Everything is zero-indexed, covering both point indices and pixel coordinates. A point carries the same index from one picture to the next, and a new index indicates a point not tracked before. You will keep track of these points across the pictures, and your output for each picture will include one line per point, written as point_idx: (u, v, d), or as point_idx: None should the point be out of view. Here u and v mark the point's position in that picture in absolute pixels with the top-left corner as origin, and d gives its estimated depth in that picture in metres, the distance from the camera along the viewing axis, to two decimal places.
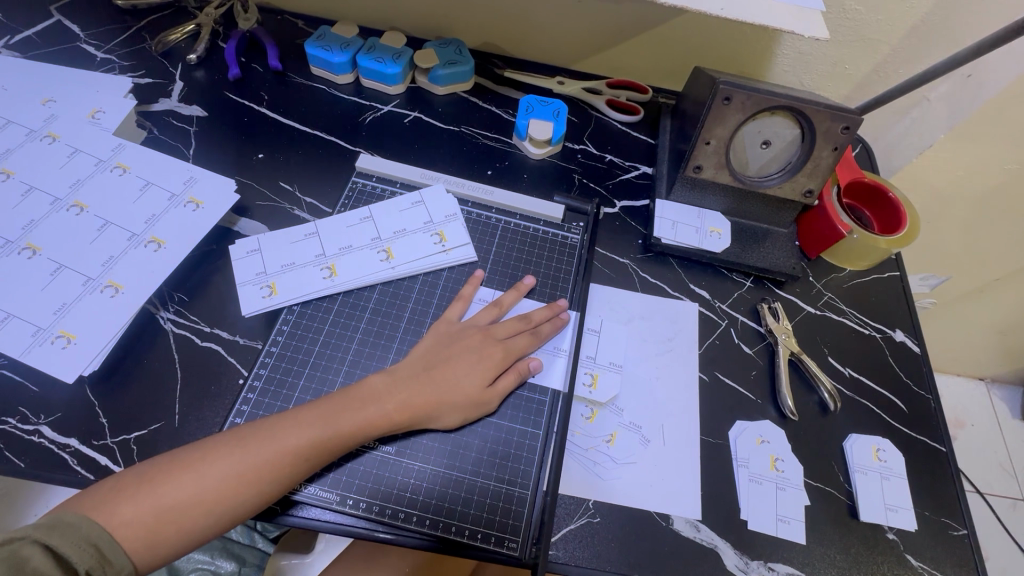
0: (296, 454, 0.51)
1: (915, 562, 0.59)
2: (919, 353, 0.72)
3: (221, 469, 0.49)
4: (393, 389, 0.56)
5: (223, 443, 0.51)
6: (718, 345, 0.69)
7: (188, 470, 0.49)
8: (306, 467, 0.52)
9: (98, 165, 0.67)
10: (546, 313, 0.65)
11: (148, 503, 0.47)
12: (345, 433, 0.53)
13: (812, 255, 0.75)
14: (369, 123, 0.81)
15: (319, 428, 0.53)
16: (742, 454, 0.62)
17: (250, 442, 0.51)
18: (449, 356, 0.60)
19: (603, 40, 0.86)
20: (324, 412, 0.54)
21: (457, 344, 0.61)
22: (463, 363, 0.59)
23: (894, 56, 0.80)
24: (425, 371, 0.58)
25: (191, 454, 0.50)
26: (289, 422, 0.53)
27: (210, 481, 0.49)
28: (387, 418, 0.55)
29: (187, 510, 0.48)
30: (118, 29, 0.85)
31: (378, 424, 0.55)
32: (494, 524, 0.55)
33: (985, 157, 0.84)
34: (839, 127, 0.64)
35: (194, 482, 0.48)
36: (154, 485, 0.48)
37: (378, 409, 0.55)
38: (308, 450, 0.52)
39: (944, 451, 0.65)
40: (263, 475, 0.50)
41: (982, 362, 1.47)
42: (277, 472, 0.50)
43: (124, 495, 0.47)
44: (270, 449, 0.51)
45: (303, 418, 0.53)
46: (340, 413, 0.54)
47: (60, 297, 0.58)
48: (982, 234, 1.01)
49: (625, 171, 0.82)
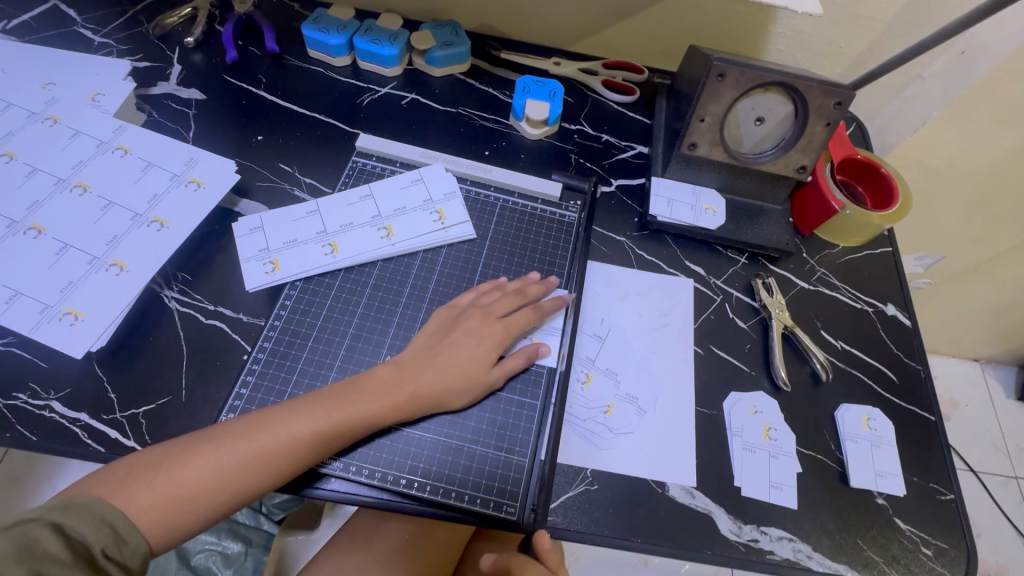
0: (305, 443, 0.52)
1: (904, 526, 0.60)
2: (910, 327, 0.73)
3: (234, 458, 0.50)
4: (402, 377, 0.57)
5: (235, 431, 0.52)
6: (714, 319, 0.70)
7: (201, 458, 0.50)
8: (316, 453, 0.53)
9: (99, 147, 0.68)
10: (540, 288, 0.66)
11: (164, 490, 0.48)
12: (352, 419, 0.54)
13: (806, 231, 0.77)
14: (367, 105, 0.82)
15: (330, 415, 0.53)
16: (736, 424, 0.63)
17: (261, 432, 0.52)
18: (450, 341, 0.60)
19: (599, 20, 0.86)
20: (332, 401, 0.54)
21: (459, 328, 0.61)
22: (466, 347, 0.60)
23: (887, 33, 0.80)
24: (430, 357, 0.59)
25: (202, 440, 0.51)
26: (295, 410, 0.53)
27: (221, 470, 0.50)
28: (393, 406, 0.56)
29: (203, 497, 0.49)
30: (115, 12, 0.85)
31: (386, 410, 0.55)
32: (494, 490, 0.56)
33: (978, 134, 0.85)
34: (832, 102, 0.65)
35: (210, 469, 0.49)
36: (168, 473, 0.49)
37: (386, 393, 0.56)
38: (319, 438, 0.52)
39: (933, 419, 0.67)
40: (274, 462, 0.51)
41: (975, 343, 1.50)
42: (289, 459, 0.52)
43: (138, 482, 0.48)
44: (278, 437, 0.51)
45: (310, 406, 0.54)
46: (348, 402, 0.54)
47: (67, 275, 0.59)
48: (975, 213, 1.02)
49: (621, 151, 0.83)
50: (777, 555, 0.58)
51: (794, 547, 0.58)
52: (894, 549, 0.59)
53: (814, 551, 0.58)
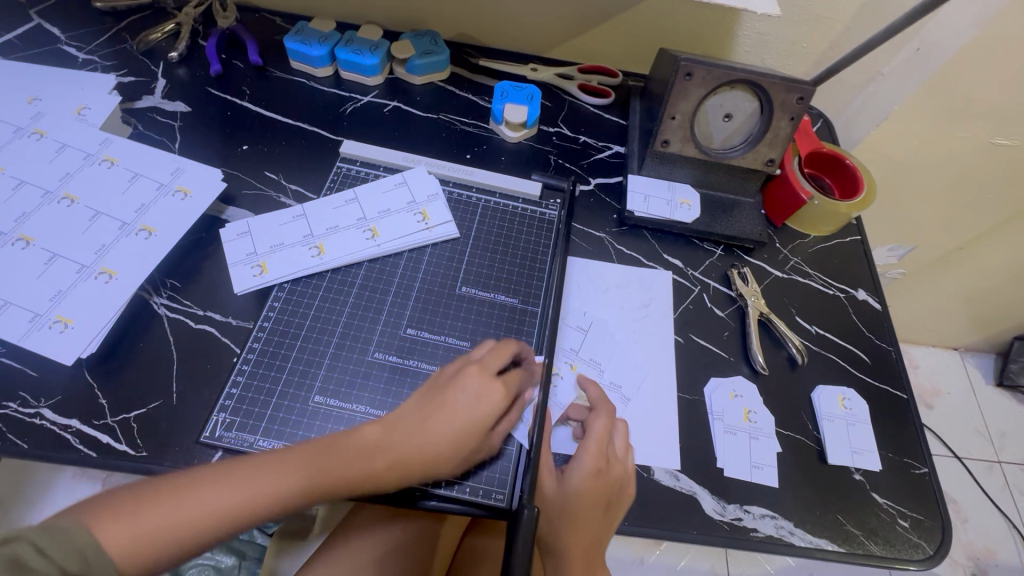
0: (283, 502, 0.46)
1: (881, 500, 0.63)
2: (880, 310, 0.76)
3: (206, 508, 0.43)
4: (391, 440, 0.51)
5: (212, 475, 0.45)
6: (692, 309, 0.73)
7: (165, 506, 0.42)
8: (299, 507, 0.47)
9: (85, 159, 0.69)
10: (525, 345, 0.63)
11: (130, 531, 0.41)
12: (338, 479, 0.48)
13: (778, 222, 0.80)
14: (350, 113, 0.84)
15: (305, 475, 0.47)
16: (716, 407, 0.65)
17: (242, 476, 0.45)
18: (444, 400, 0.54)
19: (573, 27, 0.90)
20: (320, 451, 0.49)
21: (455, 384, 0.55)
22: (460, 407, 0.54)
23: (847, 32, 0.84)
24: (422, 418, 0.53)
25: (172, 486, 0.43)
26: (275, 462, 0.47)
27: (191, 518, 0.43)
28: (377, 473, 0.50)
29: (160, 549, 0.42)
30: (99, 30, 0.86)
31: (369, 477, 0.49)
32: (482, 478, 0.58)
33: (937, 126, 0.89)
34: (794, 98, 0.68)
35: (171, 519, 0.42)
36: (129, 518, 0.41)
37: (372, 458, 0.50)
38: (295, 497, 0.46)
39: (906, 397, 0.70)
40: (248, 516, 0.45)
41: (954, 332, 1.54)
42: (261, 516, 0.45)
43: (104, 519, 0.41)
44: (252, 492, 0.45)
45: (285, 464, 0.47)
46: (332, 459, 0.49)
47: (56, 284, 0.60)
48: (942, 203, 1.07)
49: (599, 151, 0.85)
50: (760, 532, 0.59)
51: (776, 523, 0.60)
52: (872, 522, 0.61)
53: (796, 527, 0.60)
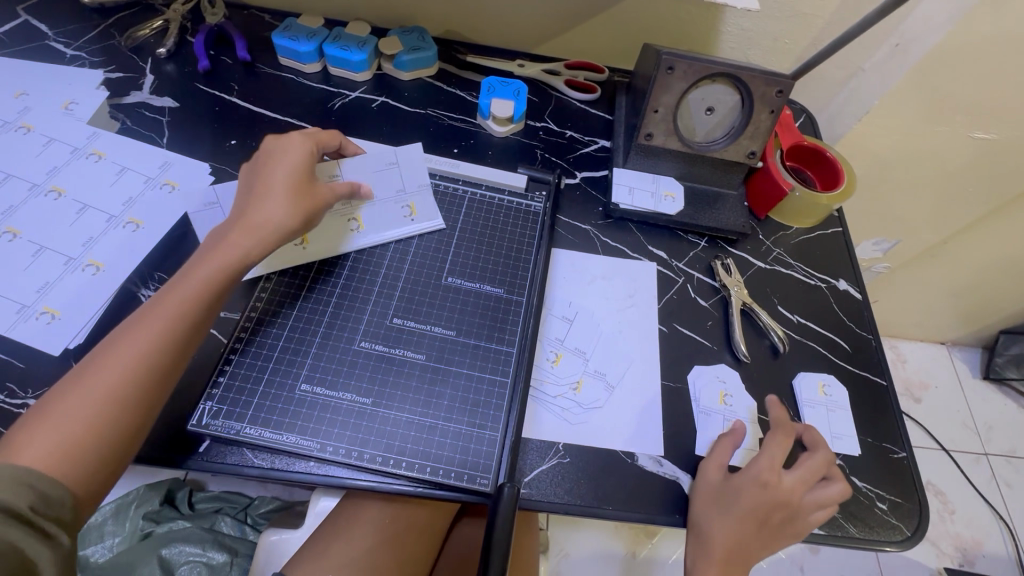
0: (170, 319, 0.54)
1: (860, 484, 0.64)
2: (860, 300, 0.78)
3: (103, 388, 0.50)
4: (238, 223, 0.61)
5: (92, 368, 0.51)
6: (676, 299, 0.74)
7: (68, 400, 0.49)
8: (186, 329, 0.55)
9: (73, 153, 0.69)
10: (347, 187, 0.68)
11: (41, 445, 0.46)
12: (195, 292, 0.56)
13: (761, 215, 0.81)
14: (338, 108, 0.85)
15: (182, 308, 0.55)
16: (699, 395, 0.67)
17: (97, 370, 0.50)
18: (267, 183, 0.63)
19: (559, 24, 0.91)
20: (174, 297, 0.56)
21: (262, 178, 0.64)
22: (273, 180, 0.64)
23: (827, 28, 0.86)
24: (244, 208, 0.62)
25: (62, 390, 0.50)
26: (139, 321, 0.54)
27: (90, 406, 0.49)
28: (240, 251, 0.59)
29: (94, 428, 0.48)
30: (86, 26, 0.86)
31: (237, 251, 0.59)
32: (467, 463, 0.58)
33: (916, 121, 0.91)
34: (773, 91, 0.69)
35: (81, 407, 0.49)
36: (46, 422, 0.48)
37: (228, 241, 0.59)
38: (182, 322, 0.55)
39: (885, 384, 0.71)
40: (151, 364, 0.52)
41: (941, 326, 1.57)
42: (161, 343, 0.53)
43: (19, 444, 0.46)
44: (135, 345, 0.52)
45: (151, 311, 0.55)
46: (182, 282, 0.57)
47: (43, 276, 0.60)
48: (924, 198, 1.08)
49: (585, 145, 0.87)
50: None
51: None
52: (852, 505, 0.62)
53: None
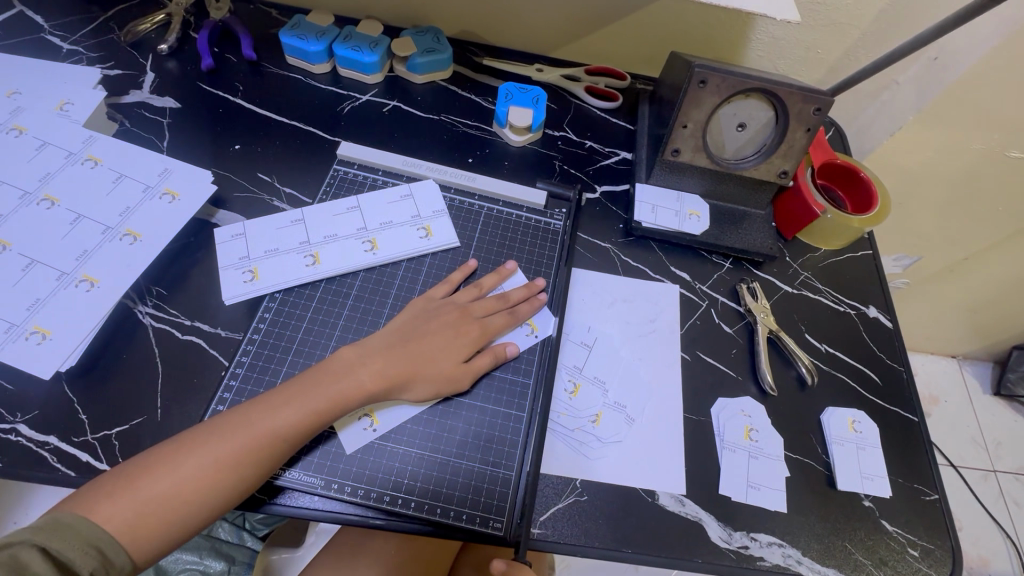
0: (285, 432, 0.52)
1: (891, 528, 0.61)
2: (891, 329, 0.74)
3: (199, 467, 0.49)
4: (368, 358, 0.57)
5: (203, 437, 0.50)
6: (699, 325, 0.70)
7: (164, 470, 0.48)
8: (298, 438, 0.52)
9: (68, 158, 0.66)
10: (523, 293, 0.66)
11: (126, 503, 0.46)
12: (325, 405, 0.54)
13: (789, 235, 0.77)
14: (348, 113, 0.80)
15: (300, 411, 0.53)
16: (723, 429, 0.63)
17: (205, 444, 0.50)
18: (425, 330, 0.61)
19: (581, 27, 0.86)
20: (310, 388, 0.54)
21: (434, 321, 0.62)
22: (441, 337, 0.60)
23: (864, 38, 0.82)
24: (403, 342, 0.59)
25: (169, 449, 0.49)
26: (264, 407, 0.52)
27: (186, 476, 0.48)
28: (364, 389, 0.55)
29: (177, 503, 0.48)
30: (83, 19, 0.82)
31: (361, 394, 0.55)
32: (479, 504, 0.55)
33: (951, 138, 0.87)
34: (811, 108, 0.65)
35: (174, 479, 0.48)
36: (136, 486, 0.47)
37: (357, 375, 0.56)
38: (293, 432, 0.52)
39: (916, 420, 0.68)
40: (252, 456, 0.50)
41: (953, 340, 1.53)
42: (266, 446, 0.51)
43: (109, 496, 0.46)
44: (243, 436, 0.50)
45: (284, 402, 0.53)
46: (326, 380, 0.55)
47: (34, 292, 0.57)
48: (950, 215, 1.05)
49: (605, 157, 0.83)
50: (767, 561, 0.57)
51: (783, 552, 0.58)
52: (881, 551, 0.60)
53: (803, 555, 0.58)
